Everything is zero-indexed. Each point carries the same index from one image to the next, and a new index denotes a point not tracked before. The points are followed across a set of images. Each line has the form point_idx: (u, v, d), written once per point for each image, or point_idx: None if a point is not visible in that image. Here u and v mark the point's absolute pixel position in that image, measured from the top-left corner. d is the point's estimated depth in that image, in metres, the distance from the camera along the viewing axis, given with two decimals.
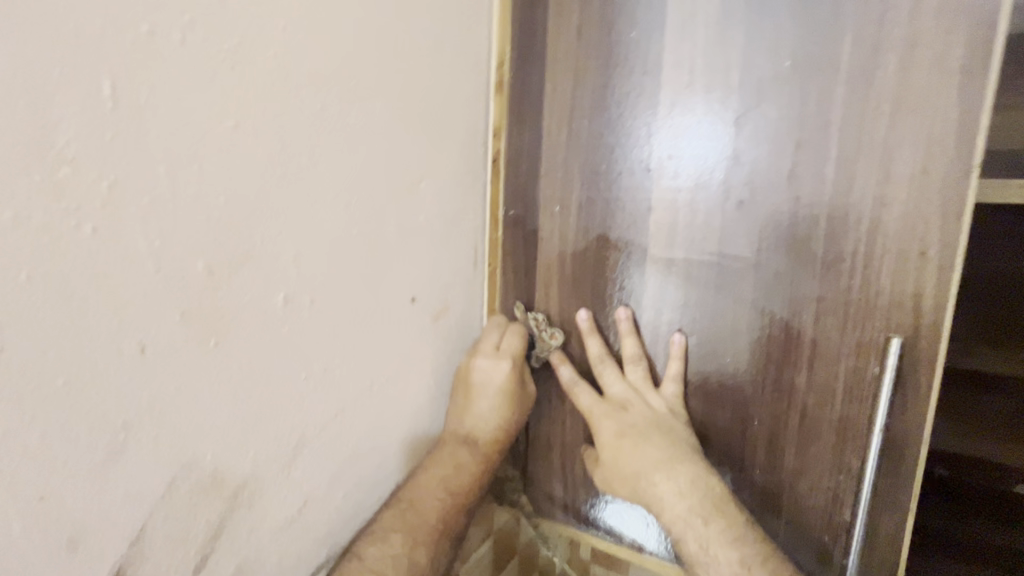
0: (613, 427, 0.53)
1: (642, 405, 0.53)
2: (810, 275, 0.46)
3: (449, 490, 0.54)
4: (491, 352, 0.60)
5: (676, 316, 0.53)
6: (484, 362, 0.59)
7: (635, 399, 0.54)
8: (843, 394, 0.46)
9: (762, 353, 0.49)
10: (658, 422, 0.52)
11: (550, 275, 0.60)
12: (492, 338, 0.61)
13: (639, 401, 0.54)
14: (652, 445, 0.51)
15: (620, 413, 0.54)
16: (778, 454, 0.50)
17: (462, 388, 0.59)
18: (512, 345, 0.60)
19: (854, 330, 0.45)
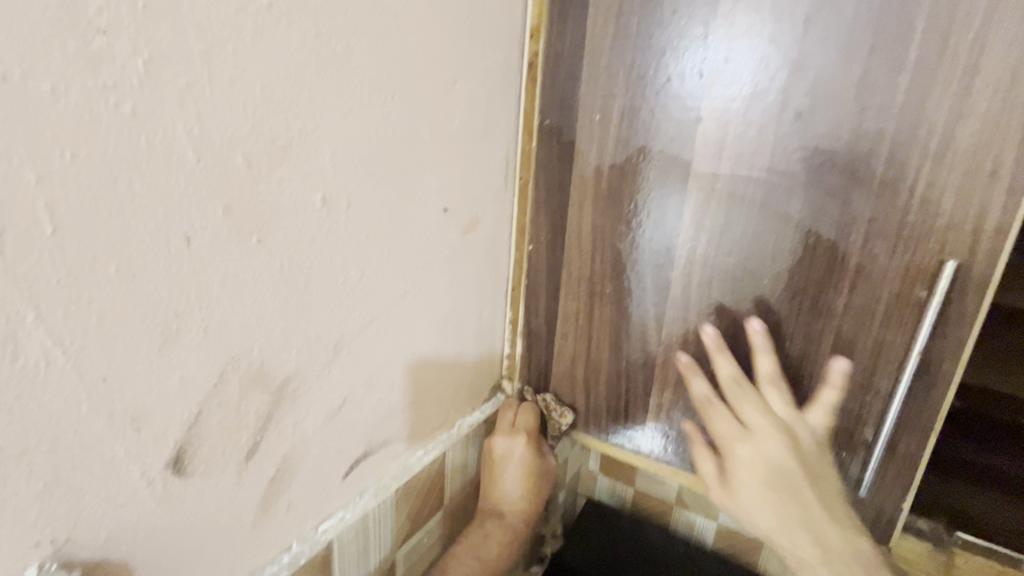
0: (759, 446, 0.50)
1: (807, 436, 0.49)
2: (865, 194, 0.44)
3: (484, 547, 0.66)
4: (507, 436, 0.68)
5: (715, 236, 0.52)
6: (504, 441, 0.68)
7: (771, 428, 0.49)
8: (882, 318, 0.46)
9: (802, 274, 0.48)
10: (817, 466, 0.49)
11: (584, 190, 0.58)
12: (506, 427, 0.69)
13: (767, 419, 0.50)
14: (764, 460, 0.49)
15: (751, 453, 0.50)
16: (805, 375, 0.50)
17: (487, 472, 0.69)
18: (526, 423, 0.69)
19: (904, 253, 0.44)
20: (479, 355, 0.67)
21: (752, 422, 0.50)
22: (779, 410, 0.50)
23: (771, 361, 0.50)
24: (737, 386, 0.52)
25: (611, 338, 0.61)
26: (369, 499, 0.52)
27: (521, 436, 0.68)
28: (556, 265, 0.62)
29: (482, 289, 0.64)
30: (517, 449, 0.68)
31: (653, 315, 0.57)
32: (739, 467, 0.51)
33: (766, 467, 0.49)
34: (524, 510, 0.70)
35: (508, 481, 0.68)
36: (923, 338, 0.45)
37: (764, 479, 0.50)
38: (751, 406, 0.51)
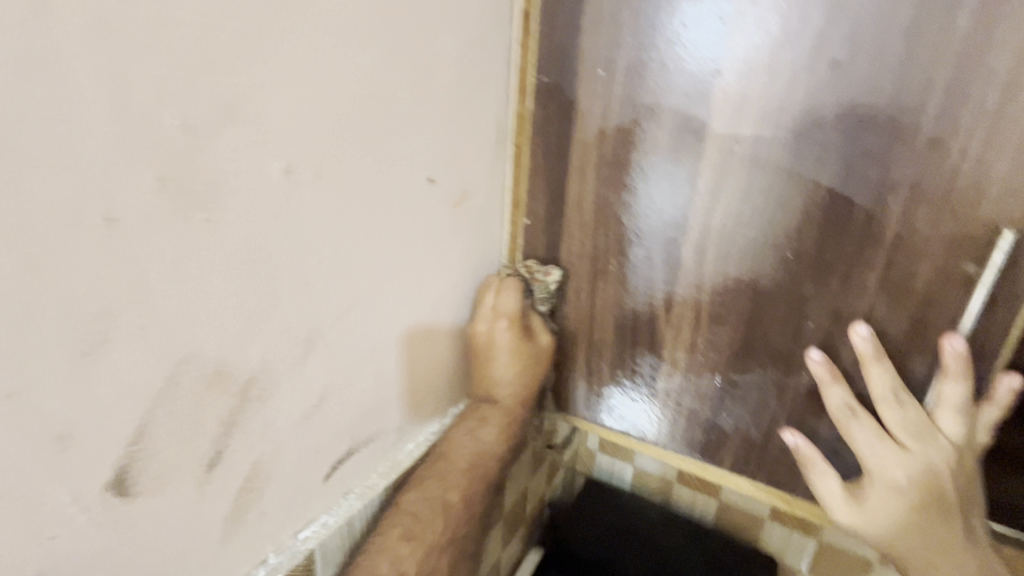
0: (877, 480, 0.44)
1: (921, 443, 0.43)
2: (909, 156, 0.39)
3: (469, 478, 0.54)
4: (492, 304, 0.58)
5: (733, 205, 0.46)
6: (486, 326, 0.57)
7: (897, 470, 0.44)
8: (920, 296, 0.41)
9: (831, 247, 0.43)
10: (930, 474, 0.43)
11: (586, 156, 0.52)
12: (493, 290, 0.58)
13: (897, 459, 0.43)
14: (897, 496, 0.44)
15: (887, 491, 0.44)
16: (831, 357, 0.46)
17: (480, 356, 0.58)
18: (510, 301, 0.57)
19: (950, 223, 0.39)
20: (471, 338, 0.62)
21: (882, 470, 0.44)
22: (913, 443, 0.43)
23: (885, 370, 0.43)
24: (852, 416, 0.45)
25: (615, 318, 0.56)
26: (354, 500, 0.48)
27: (508, 290, 0.58)
28: (555, 240, 0.57)
29: (474, 267, 0.59)
30: (505, 304, 0.57)
31: (661, 292, 0.52)
32: (861, 505, 0.45)
33: (895, 504, 0.44)
34: (518, 395, 0.59)
35: (497, 366, 0.57)
36: (969, 322, 0.40)
37: (893, 511, 0.44)
38: (875, 447, 0.44)
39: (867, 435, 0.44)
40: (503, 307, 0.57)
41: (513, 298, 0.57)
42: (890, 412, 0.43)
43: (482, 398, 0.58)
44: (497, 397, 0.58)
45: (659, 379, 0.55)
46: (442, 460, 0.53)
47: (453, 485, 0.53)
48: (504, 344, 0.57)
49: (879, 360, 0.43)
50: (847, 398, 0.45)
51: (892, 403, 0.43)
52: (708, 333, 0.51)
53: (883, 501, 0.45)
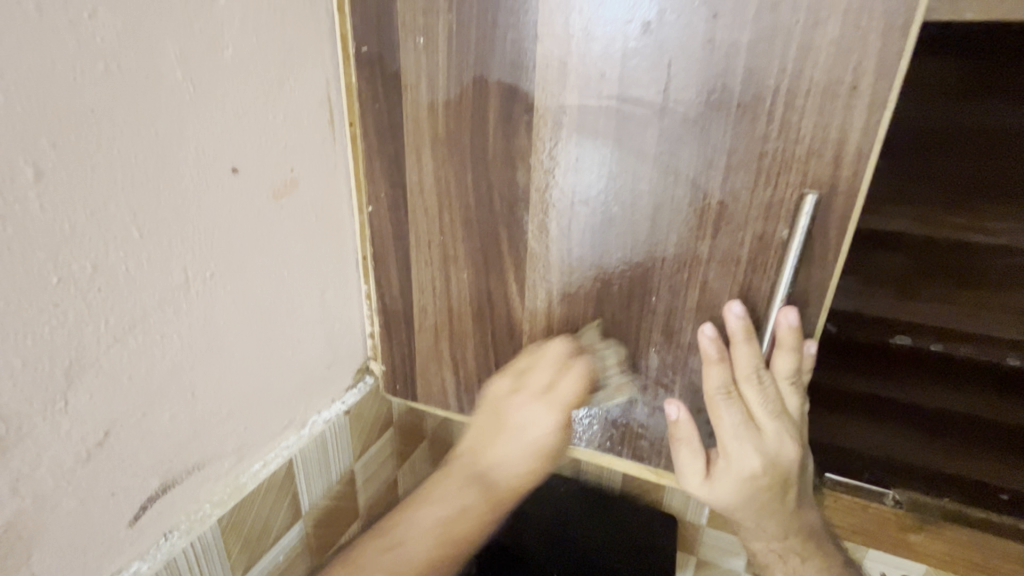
0: (735, 465, 0.44)
1: (772, 427, 0.43)
2: (723, 121, 0.38)
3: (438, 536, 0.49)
4: (533, 385, 0.49)
5: (572, 180, 0.44)
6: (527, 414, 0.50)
7: (755, 457, 0.43)
8: (746, 263, 0.41)
9: (664, 220, 0.42)
10: (778, 459, 0.44)
11: (419, 134, 0.48)
12: (547, 362, 0.48)
13: (755, 443, 0.43)
14: (752, 479, 0.44)
15: (742, 478, 0.44)
16: (674, 329, 0.45)
17: (490, 426, 0.52)
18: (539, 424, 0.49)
19: (765, 189, 0.38)
20: (328, 340, 0.57)
21: (742, 455, 0.43)
22: (772, 424, 0.43)
23: (750, 350, 0.41)
24: (726, 397, 0.42)
25: (472, 307, 0.53)
26: (178, 539, 0.43)
27: (565, 370, 0.48)
28: (402, 228, 0.52)
29: (319, 263, 0.53)
30: (542, 376, 0.49)
31: (513, 276, 0.50)
32: (714, 485, 0.45)
33: (747, 486, 0.45)
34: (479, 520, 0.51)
35: (504, 383, 0.51)
36: (776, 290, 0.40)
37: (747, 494, 0.45)
38: (739, 430, 0.43)
39: (736, 419, 0.43)
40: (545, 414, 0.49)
41: (574, 378, 0.48)
42: (751, 392, 0.42)
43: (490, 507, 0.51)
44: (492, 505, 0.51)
45: None
46: (475, 463, 0.52)
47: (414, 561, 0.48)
48: (557, 388, 0.48)
49: (744, 339, 0.41)
50: (722, 380, 0.42)
51: (753, 383, 0.42)
52: (562, 315, 0.49)
53: (736, 482, 0.45)
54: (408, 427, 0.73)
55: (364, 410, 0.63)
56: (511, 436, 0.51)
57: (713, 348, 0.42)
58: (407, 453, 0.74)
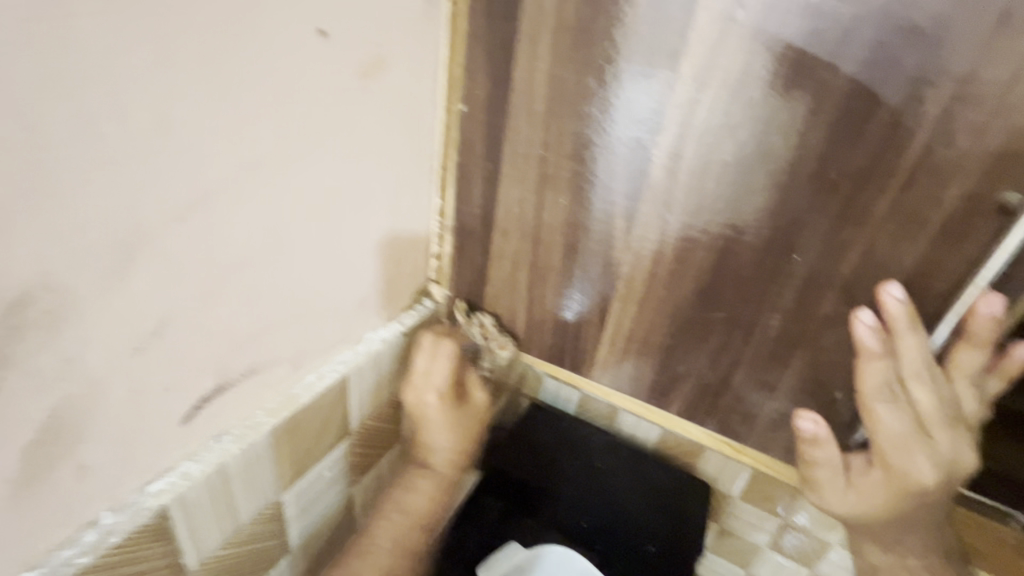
0: (894, 470, 0.39)
1: (948, 437, 0.38)
2: (970, 35, 0.28)
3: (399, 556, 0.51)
4: (432, 384, 0.56)
5: (725, 97, 0.35)
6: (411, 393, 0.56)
7: (921, 465, 0.39)
8: (937, 229, 0.33)
9: (838, 161, 0.34)
10: (952, 475, 0.39)
11: (540, 18, 0.39)
12: (438, 365, 0.55)
13: (920, 449, 0.38)
14: (913, 489, 0.40)
15: (893, 486, 0.40)
16: (813, 296, 0.38)
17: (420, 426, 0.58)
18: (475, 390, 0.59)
19: (999, 135, 0.30)
20: (394, 253, 0.51)
21: (905, 463, 0.39)
22: (944, 431, 0.38)
23: (920, 342, 0.35)
24: (888, 397, 0.37)
25: (564, 238, 0.46)
26: (230, 444, 0.39)
27: (438, 362, 0.56)
28: (497, 135, 0.45)
29: (395, 164, 0.47)
30: (438, 377, 0.55)
31: (622, 209, 0.42)
32: (859, 488, 0.41)
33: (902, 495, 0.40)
34: (430, 499, 0.56)
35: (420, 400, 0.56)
36: (989, 273, 0.33)
37: (881, 498, 0.41)
38: (900, 435, 0.38)
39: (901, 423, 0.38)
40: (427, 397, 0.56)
41: (445, 371, 0.56)
42: (921, 397, 0.37)
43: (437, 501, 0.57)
44: (415, 508, 0.55)
45: (608, 311, 0.47)
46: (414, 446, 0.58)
47: (400, 536, 0.52)
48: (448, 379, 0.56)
49: (920, 336, 0.35)
50: (886, 380, 0.37)
51: (928, 389, 0.37)
52: (671, 261, 0.42)
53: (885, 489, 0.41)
54: None
55: (420, 334, 0.59)
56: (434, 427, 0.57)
57: (878, 347, 0.36)
58: None
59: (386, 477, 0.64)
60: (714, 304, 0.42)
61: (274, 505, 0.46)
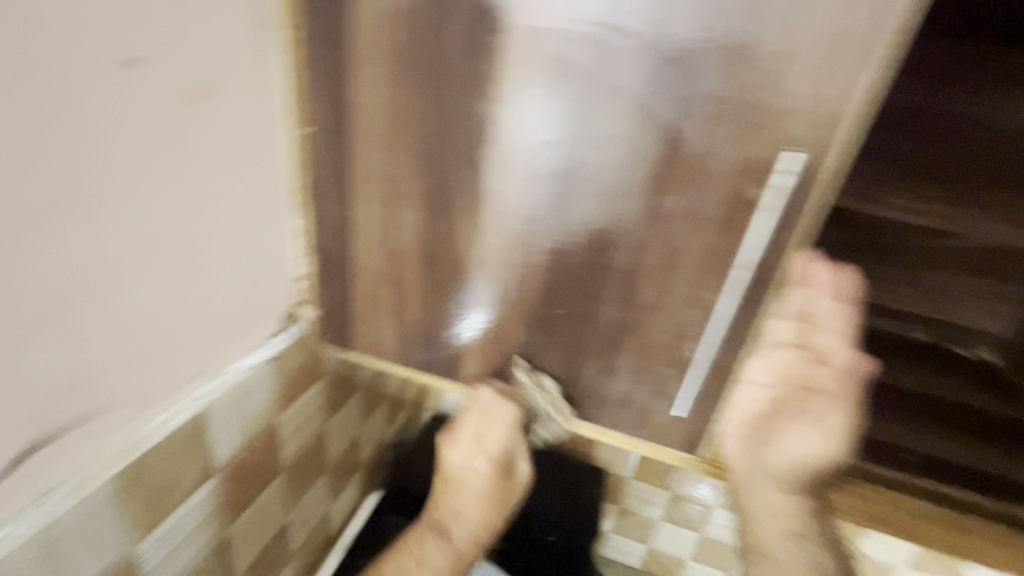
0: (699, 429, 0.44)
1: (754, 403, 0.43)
2: (712, 64, 0.35)
3: None
4: (470, 440, 0.52)
5: (541, 114, 0.39)
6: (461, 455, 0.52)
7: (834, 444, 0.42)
8: (717, 223, 0.39)
9: (636, 169, 0.39)
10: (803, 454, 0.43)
11: (368, 46, 0.41)
12: (472, 419, 0.52)
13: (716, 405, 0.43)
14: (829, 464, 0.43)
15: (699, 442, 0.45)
16: (635, 287, 0.43)
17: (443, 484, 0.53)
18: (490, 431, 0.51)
19: (747, 142, 0.36)
20: (252, 281, 0.50)
21: None
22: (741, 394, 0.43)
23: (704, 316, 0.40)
24: None
25: (422, 252, 0.48)
26: (59, 501, 0.37)
27: (494, 420, 0.51)
28: (343, 157, 0.46)
29: (241, 190, 0.46)
30: (489, 433, 0.51)
31: (469, 220, 0.45)
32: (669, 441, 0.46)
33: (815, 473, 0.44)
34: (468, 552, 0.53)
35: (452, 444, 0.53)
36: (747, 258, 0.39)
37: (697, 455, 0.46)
38: None
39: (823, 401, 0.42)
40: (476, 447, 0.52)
41: (503, 432, 0.51)
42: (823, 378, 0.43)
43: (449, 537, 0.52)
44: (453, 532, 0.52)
45: (471, 318, 0.50)
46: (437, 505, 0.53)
47: None
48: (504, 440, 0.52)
49: (843, 394, 0.42)
50: None
51: (734, 357, 0.43)
52: (518, 267, 0.46)
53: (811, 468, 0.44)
54: (342, 377, 0.68)
55: (293, 359, 0.57)
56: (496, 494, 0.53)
57: (770, 377, 0.42)
58: (337, 406, 0.69)
59: (270, 511, 0.61)
60: (558, 301, 0.46)
61: (125, 560, 0.43)
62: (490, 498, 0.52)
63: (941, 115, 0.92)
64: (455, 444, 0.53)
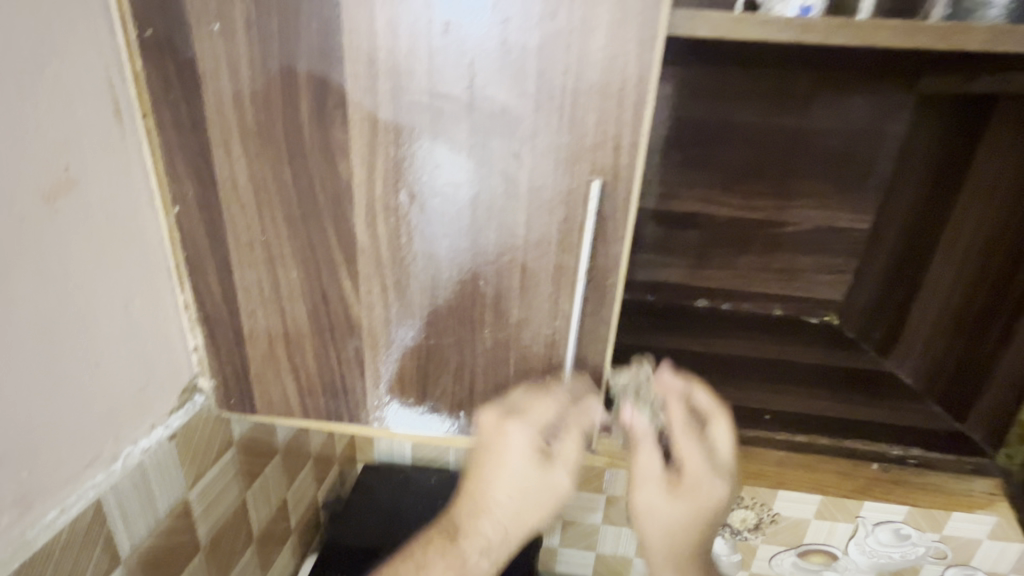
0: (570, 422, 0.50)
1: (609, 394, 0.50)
2: (524, 116, 0.42)
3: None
4: (513, 408, 0.50)
5: (394, 170, 0.45)
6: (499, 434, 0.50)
7: (712, 479, 0.51)
8: (557, 244, 0.46)
9: (483, 208, 0.45)
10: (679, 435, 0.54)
11: (225, 127, 0.45)
12: (524, 400, 0.50)
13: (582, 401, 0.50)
14: (712, 503, 0.52)
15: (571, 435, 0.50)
16: (504, 308, 0.49)
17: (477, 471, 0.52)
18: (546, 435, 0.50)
19: (565, 175, 0.44)
20: (140, 360, 0.51)
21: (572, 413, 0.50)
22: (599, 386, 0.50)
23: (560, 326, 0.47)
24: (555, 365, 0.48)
25: (307, 307, 0.51)
26: None
27: (542, 399, 0.50)
28: (217, 229, 0.49)
29: (116, 273, 0.48)
30: (539, 410, 0.49)
31: (345, 270, 0.49)
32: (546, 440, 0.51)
33: (704, 503, 0.51)
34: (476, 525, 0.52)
35: (498, 419, 0.50)
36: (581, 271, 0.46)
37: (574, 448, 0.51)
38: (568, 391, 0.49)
39: (700, 465, 0.51)
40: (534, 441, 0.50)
41: (551, 410, 0.50)
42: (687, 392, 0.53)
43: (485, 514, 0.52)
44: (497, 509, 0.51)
45: (364, 360, 0.53)
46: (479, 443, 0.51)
47: None
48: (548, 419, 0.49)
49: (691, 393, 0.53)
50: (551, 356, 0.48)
51: (596, 355, 0.50)
52: (397, 306, 0.50)
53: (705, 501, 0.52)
54: (255, 442, 0.68)
55: (195, 432, 0.57)
56: (534, 483, 0.50)
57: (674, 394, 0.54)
58: (254, 472, 0.69)
59: None
60: (440, 331, 0.51)
61: None
62: (528, 488, 0.50)
63: (743, 96, 0.77)
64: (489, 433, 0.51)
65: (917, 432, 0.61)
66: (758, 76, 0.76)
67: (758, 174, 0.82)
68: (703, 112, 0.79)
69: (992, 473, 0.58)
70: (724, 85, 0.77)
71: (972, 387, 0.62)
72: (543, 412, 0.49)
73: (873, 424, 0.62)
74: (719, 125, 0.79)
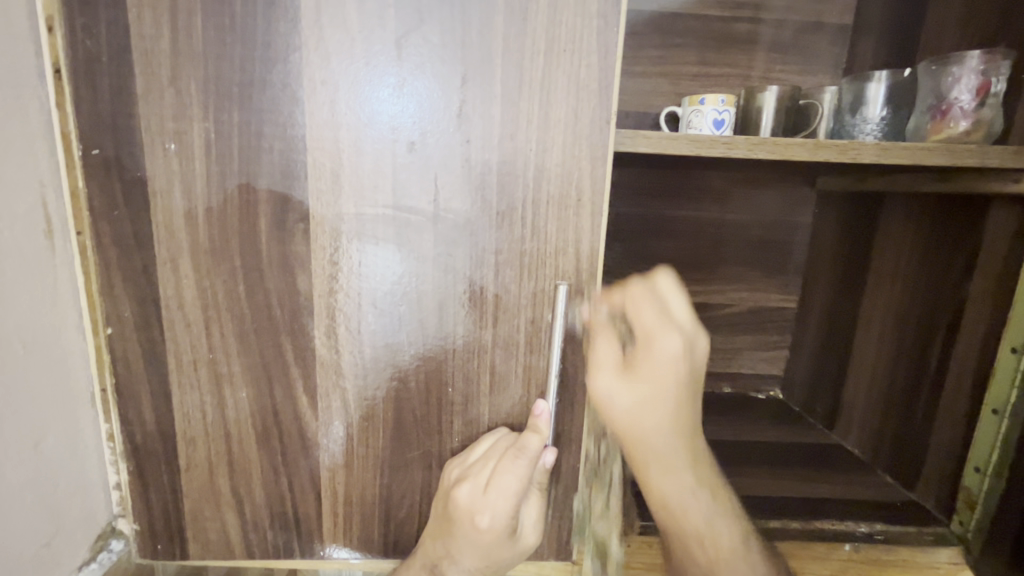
0: (524, 528, 0.48)
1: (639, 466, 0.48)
2: (488, 226, 0.43)
3: None
4: (478, 477, 0.45)
5: (356, 281, 0.44)
6: (472, 519, 0.45)
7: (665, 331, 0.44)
8: (525, 346, 0.46)
9: (449, 315, 0.45)
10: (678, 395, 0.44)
11: (175, 244, 0.43)
12: (495, 457, 0.45)
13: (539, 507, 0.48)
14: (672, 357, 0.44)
15: (518, 544, 0.47)
16: (473, 414, 0.47)
17: (443, 507, 0.47)
18: (517, 482, 0.44)
19: (529, 281, 0.45)
20: (45, 506, 0.44)
21: (529, 519, 0.48)
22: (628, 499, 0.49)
23: (537, 437, 0.45)
24: (524, 485, 0.45)
25: (256, 428, 0.47)
26: None
27: (512, 462, 0.44)
28: (156, 350, 0.45)
29: (28, 407, 0.42)
30: (505, 481, 0.44)
31: (302, 387, 0.46)
32: (491, 556, 0.47)
33: (665, 390, 0.44)
34: None
35: (464, 497, 0.45)
36: (551, 380, 0.46)
37: (519, 553, 0.48)
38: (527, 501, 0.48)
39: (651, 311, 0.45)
40: (507, 495, 0.45)
41: (518, 474, 0.44)
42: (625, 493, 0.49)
43: (448, 526, 0.46)
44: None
45: (320, 483, 0.48)
46: (444, 539, 0.47)
47: None
48: (513, 490, 0.45)
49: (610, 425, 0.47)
50: (517, 477, 0.44)
51: (570, 457, 0.49)
52: (359, 420, 0.47)
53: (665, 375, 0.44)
54: None
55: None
56: (501, 548, 0.47)
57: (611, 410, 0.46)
58: None
59: None
60: (406, 444, 0.48)
61: None
62: (492, 552, 0.47)
63: (676, 193, 0.85)
64: (469, 470, 0.46)
65: (875, 505, 0.63)
66: (685, 176, 0.84)
67: (694, 261, 0.88)
68: (639, 208, 0.85)
69: (951, 542, 0.58)
70: (655, 184, 0.84)
71: (914, 452, 0.65)
72: (508, 486, 0.44)
73: (833, 500, 0.63)
74: (656, 219, 0.86)
